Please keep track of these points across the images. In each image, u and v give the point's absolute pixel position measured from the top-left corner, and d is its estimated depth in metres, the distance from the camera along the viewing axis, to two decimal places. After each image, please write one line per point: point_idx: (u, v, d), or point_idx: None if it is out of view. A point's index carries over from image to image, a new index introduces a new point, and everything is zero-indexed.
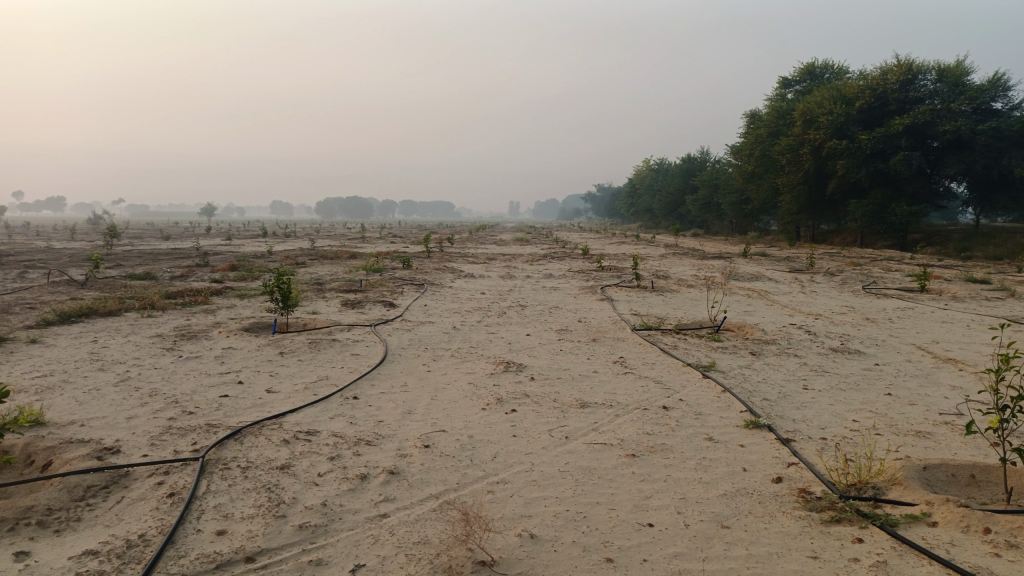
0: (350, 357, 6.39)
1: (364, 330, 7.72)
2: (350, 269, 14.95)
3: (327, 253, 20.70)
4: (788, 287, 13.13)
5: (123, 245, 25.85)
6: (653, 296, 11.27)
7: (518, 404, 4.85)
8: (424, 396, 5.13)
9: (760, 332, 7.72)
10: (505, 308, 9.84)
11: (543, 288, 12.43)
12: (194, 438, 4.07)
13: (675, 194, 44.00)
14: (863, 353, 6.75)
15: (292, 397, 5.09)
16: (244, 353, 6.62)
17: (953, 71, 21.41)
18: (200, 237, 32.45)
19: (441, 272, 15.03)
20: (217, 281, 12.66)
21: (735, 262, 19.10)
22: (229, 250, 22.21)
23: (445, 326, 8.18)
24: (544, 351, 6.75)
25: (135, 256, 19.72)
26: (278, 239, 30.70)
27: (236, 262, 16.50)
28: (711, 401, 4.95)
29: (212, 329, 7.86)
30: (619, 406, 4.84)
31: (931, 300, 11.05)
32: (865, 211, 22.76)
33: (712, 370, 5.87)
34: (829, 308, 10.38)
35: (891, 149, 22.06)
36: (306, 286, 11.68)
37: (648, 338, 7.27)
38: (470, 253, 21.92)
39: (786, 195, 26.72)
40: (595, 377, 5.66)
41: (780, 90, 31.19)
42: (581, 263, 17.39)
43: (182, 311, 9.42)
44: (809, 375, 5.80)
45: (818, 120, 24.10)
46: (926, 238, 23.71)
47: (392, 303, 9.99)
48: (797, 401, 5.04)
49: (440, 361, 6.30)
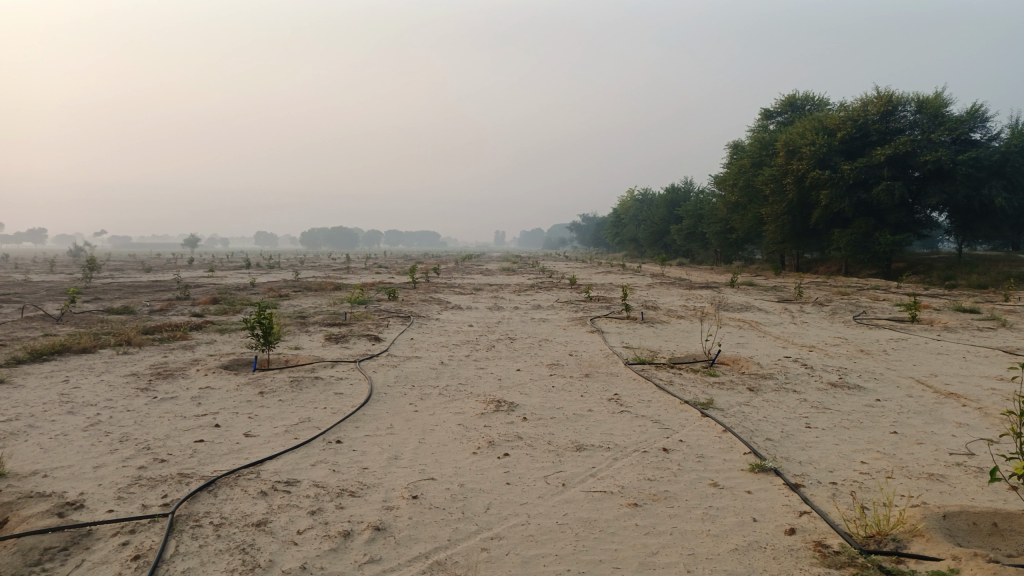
0: (333, 397, 6.12)
1: (348, 367, 7.47)
2: (334, 302, 14.70)
3: (311, 284, 20.42)
4: (779, 317, 13.01)
5: (103, 277, 25.47)
6: (644, 328, 11.09)
7: (511, 447, 4.61)
8: (412, 439, 4.88)
9: (755, 366, 7.53)
10: (493, 341, 9.62)
11: (531, 320, 12.23)
12: (164, 490, 3.79)
13: (660, 224, 44.16)
14: (863, 388, 6.57)
15: (271, 442, 4.82)
16: (223, 392, 6.34)
17: (932, 103, 21.68)
18: (182, 269, 32.06)
19: (427, 304, 14.81)
20: (198, 315, 12.36)
21: (723, 292, 19.03)
22: (210, 282, 21.87)
23: (433, 362, 7.94)
24: (535, 387, 6.52)
25: (114, 288, 19.32)
26: (262, 271, 30.37)
27: (217, 295, 16.21)
28: (712, 442, 4.73)
29: (191, 366, 7.57)
30: (617, 448, 4.61)
31: (923, 330, 10.94)
32: (850, 240, 22.85)
33: (711, 408, 5.66)
34: (822, 339, 10.24)
35: (874, 179, 22.22)
36: (289, 320, 11.42)
37: (642, 373, 7.05)
38: (456, 283, 21.73)
39: (770, 224, 26.81)
40: (590, 416, 5.43)
41: (763, 121, 31.50)
42: (569, 294, 17.25)
43: (160, 347, 9.12)
44: (811, 412, 5.60)
45: (801, 150, 24.29)
46: (910, 267, 23.82)
47: (378, 338, 9.73)
48: (801, 441, 4.84)
49: (428, 399, 6.05)
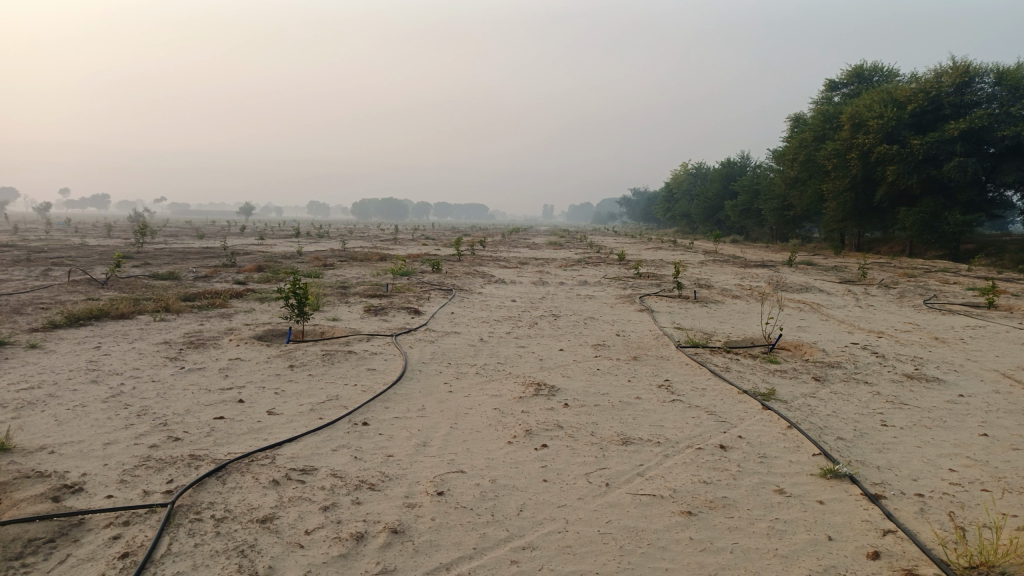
0: (365, 373, 5.78)
1: (384, 341, 7.14)
2: (378, 272, 14.45)
3: (357, 254, 20.28)
4: (841, 299, 12.23)
5: (156, 243, 25.86)
6: (697, 307, 10.52)
7: (551, 438, 4.19)
8: (444, 423, 4.50)
9: (820, 353, 6.92)
10: (537, 317, 9.19)
11: (578, 296, 11.75)
12: (169, 475, 3.48)
13: (713, 200, 42.95)
14: (943, 381, 5.93)
15: (293, 422, 4.49)
16: (252, 365, 6.06)
17: (1013, 74, 20.21)
18: (233, 236, 32.39)
19: (472, 276, 14.48)
20: (240, 283, 12.23)
21: (780, 271, 18.24)
22: (258, 249, 21.97)
23: (472, 338, 7.56)
24: (579, 370, 6.08)
25: (164, 254, 19.48)
26: (313, 240, 30.50)
27: (263, 262, 16.15)
28: (775, 439, 4.23)
29: (223, 336, 7.34)
30: (668, 443, 4.15)
31: (1002, 318, 10.09)
32: (916, 220, 21.60)
33: (773, 399, 5.14)
34: (890, 325, 9.51)
35: (945, 155, 20.89)
36: (330, 290, 11.17)
37: (695, 357, 6.54)
38: (502, 257, 21.28)
39: (831, 202, 25.64)
40: (638, 405, 4.96)
41: (826, 93, 30.03)
42: (618, 270, 16.67)
43: (197, 314, 8.94)
44: (886, 409, 5.03)
45: (867, 123, 23.01)
46: (980, 248, 22.48)
47: (418, 311, 9.40)
48: (878, 443, 4.29)
49: (464, 380, 5.66)
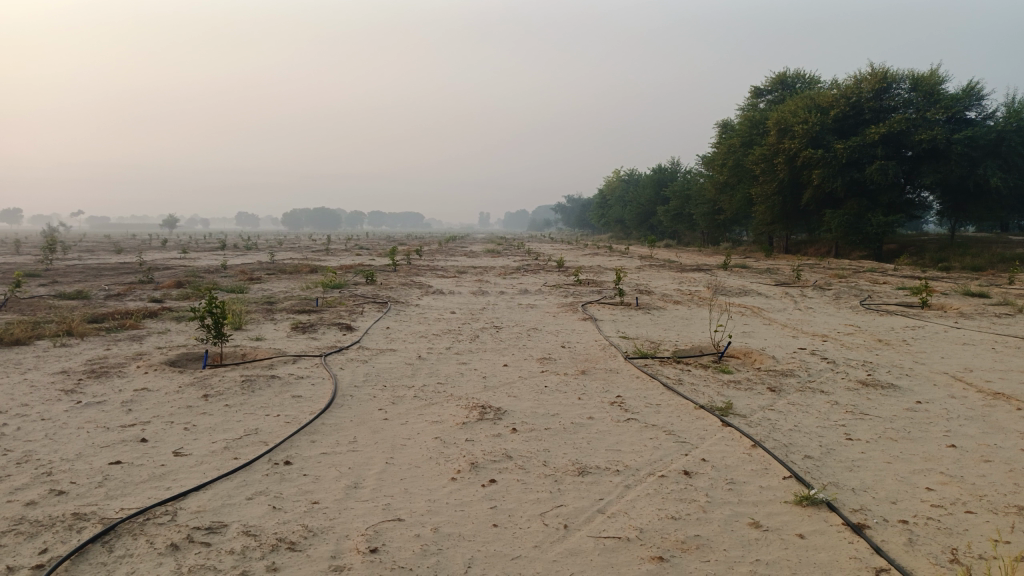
0: (289, 401, 5.22)
1: (312, 362, 6.57)
2: (308, 286, 13.73)
3: (286, 266, 19.42)
4: (781, 302, 12.20)
5: (68, 259, 24.31)
6: (640, 314, 10.26)
7: (499, 472, 3.75)
8: (378, 458, 4.01)
9: (772, 361, 6.70)
10: (477, 330, 8.73)
11: (519, 305, 11.37)
12: (44, 542, 2.87)
13: (646, 205, 43.44)
14: (899, 387, 5.76)
15: (204, 464, 3.92)
16: (160, 395, 5.41)
17: (927, 80, 20.91)
18: (152, 250, 30.86)
19: (407, 287, 13.93)
20: (156, 301, 11.34)
21: (716, 274, 18.32)
22: (179, 264, 20.80)
23: (409, 355, 7.05)
24: (525, 388, 5.66)
25: (75, 271, 18.25)
26: (240, 252, 29.33)
27: (183, 278, 15.17)
28: (740, 462, 3.90)
29: (130, 362, 6.62)
30: (627, 472, 3.77)
31: (939, 318, 10.16)
32: (842, 221, 22.07)
33: (732, 415, 4.83)
34: (832, 327, 9.44)
35: (867, 158, 21.47)
36: (255, 306, 10.46)
37: (646, 370, 6.21)
38: (439, 266, 20.72)
39: (760, 206, 26.09)
40: (591, 426, 4.57)
41: (752, 99, 30.66)
42: (557, 277, 16.36)
43: (104, 338, 8.14)
44: (848, 420, 4.79)
45: (793, 128, 23.48)
46: (902, 248, 23.18)
47: (350, 327, 8.81)
48: (847, 461, 4.02)
49: (402, 404, 5.16)
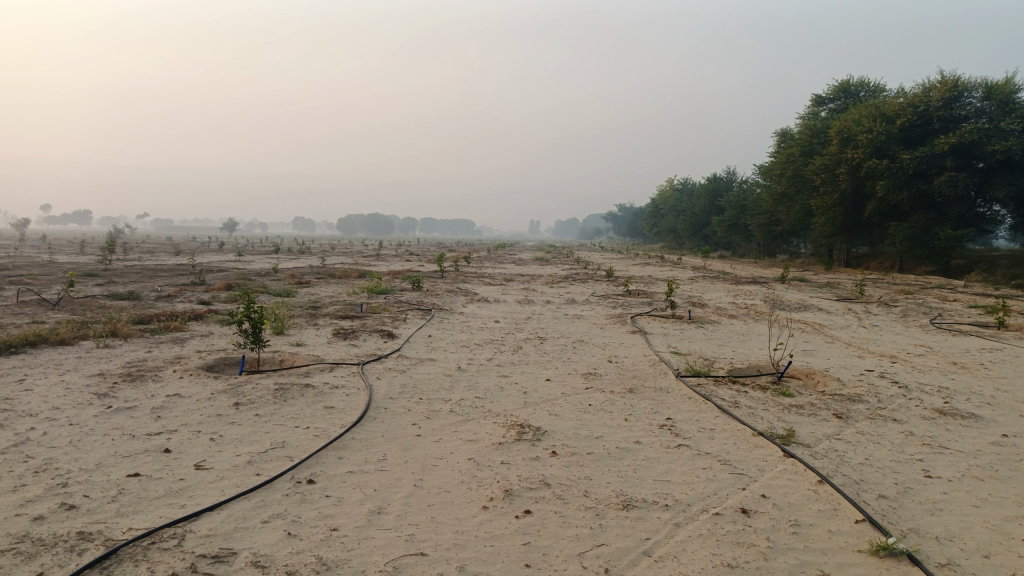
0: (321, 412, 4.99)
1: (349, 371, 6.35)
2: (354, 291, 13.65)
3: (335, 271, 19.46)
4: (843, 319, 11.55)
5: (127, 260, 24.99)
6: (693, 328, 9.80)
7: (535, 502, 3.42)
8: (407, 479, 3.74)
9: (837, 384, 6.20)
10: (521, 340, 8.42)
11: (566, 315, 11.02)
12: (41, 565, 2.66)
13: (699, 215, 42.54)
14: (981, 417, 5.22)
15: (224, 480, 3.71)
16: (191, 403, 5.25)
17: (1002, 88, 19.81)
18: (208, 253, 31.50)
19: (453, 295, 13.73)
20: (203, 304, 11.37)
21: (773, 288, 17.64)
22: (232, 267, 21.04)
23: (450, 366, 6.78)
24: (568, 406, 5.31)
25: (132, 272, 18.62)
26: (292, 256, 29.65)
27: (233, 281, 15.29)
28: (806, 500, 3.50)
29: (167, 367, 6.49)
30: (677, 507, 3.40)
31: (1018, 340, 9.42)
32: (907, 235, 21.05)
33: (794, 444, 4.40)
34: (900, 348, 8.81)
35: (936, 169, 20.44)
36: (299, 311, 10.34)
37: (699, 390, 5.80)
38: (486, 274, 20.50)
39: (819, 217, 25.16)
40: (638, 452, 4.21)
41: (813, 108, 29.68)
42: (606, 287, 15.95)
43: (146, 340, 8.09)
44: (926, 455, 4.31)
45: (856, 137, 22.57)
46: (972, 264, 22.02)
47: (392, 335, 8.59)
48: (929, 503, 3.56)
49: (436, 420, 4.88)
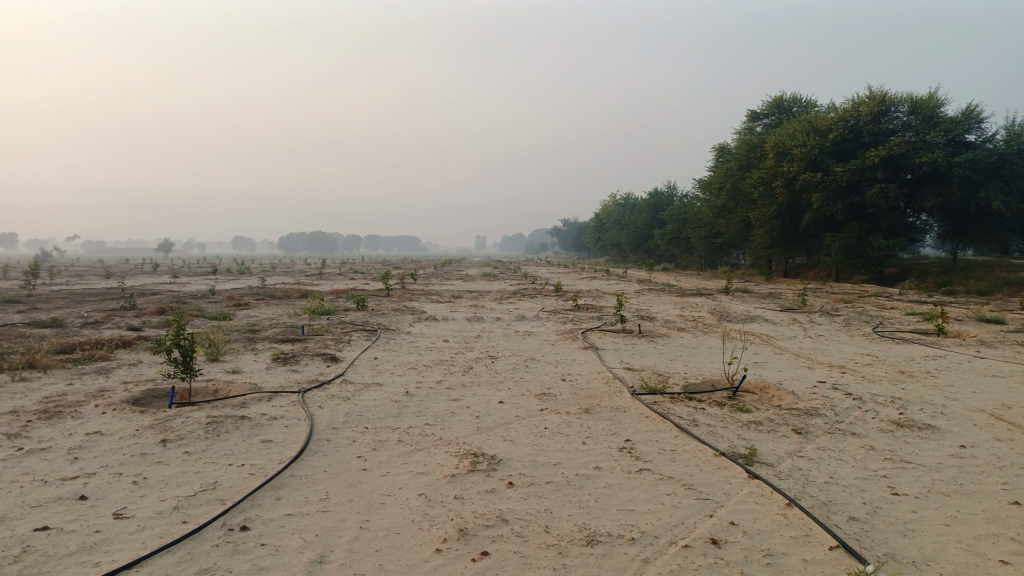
0: (258, 447, 4.63)
1: (289, 400, 5.96)
2: (295, 312, 13.16)
3: (275, 291, 18.84)
4: (789, 330, 11.64)
5: (54, 284, 23.82)
6: (644, 343, 9.68)
7: (493, 541, 3.17)
8: (352, 521, 3.43)
9: (792, 398, 6.12)
10: (470, 361, 8.15)
11: (516, 333, 10.79)
12: None
13: (642, 229, 43.03)
14: (937, 428, 5.19)
15: (148, 530, 3.34)
16: (113, 441, 4.81)
17: (927, 103, 20.55)
18: (142, 275, 30.19)
19: (399, 313, 13.37)
20: (132, 330, 10.73)
21: (718, 299, 17.80)
22: (166, 289, 20.18)
23: (397, 391, 6.46)
24: (522, 431, 5.07)
25: (58, 297, 17.66)
26: (230, 276, 28.69)
27: (166, 305, 14.60)
28: (777, 526, 3.33)
29: (89, 401, 6.00)
30: (644, 540, 3.19)
31: (958, 347, 9.61)
32: (842, 245, 21.60)
33: (757, 464, 4.26)
34: (848, 358, 8.87)
35: (867, 181, 21.06)
36: (236, 335, 9.85)
37: (656, 409, 5.63)
38: (433, 290, 20.14)
39: (759, 229, 25.66)
40: (598, 480, 3.99)
41: (749, 123, 30.40)
42: (555, 302, 15.82)
43: (69, 371, 7.53)
44: (889, 471, 4.22)
45: (791, 151, 23.11)
46: (904, 272, 22.75)
47: (335, 358, 8.21)
48: (900, 523, 3.44)
49: (383, 451, 4.58)
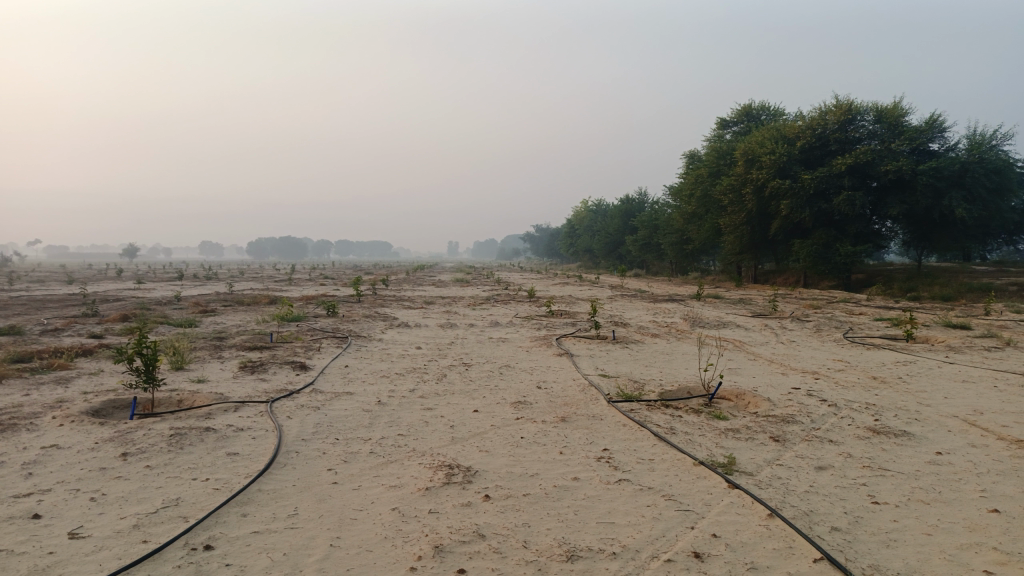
0: (224, 461, 4.46)
1: (256, 410, 5.79)
2: (263, 319, 12.89)
3: (244, 297, 18.50)
4: (762, 336, 11.69)
5: (13, 290, 23.16)
6: (618, 350, 9.63)
7: (469, 558, 3.05)
8: (322, 538, 3.29)
9: (768, 405, 6.10)
10: (444, 368, 8.02)
11: (489, 339, 10.68)
12: None
13: (614, 235, 43.21)
14: (912, 434, 5.19)
15: (105, 551, 3.16)
16: (70, 455, 4.60)
17: (892, 112, 20.90)
18: (105, 281, 29.48)
19: (371, 320, 13.18)
20: (94, 338, 10.40)
21: (690, 305, 17.88)
22: (130, 296, 19.70)
23: (368, 400, 6.31)
24: (498, 440, 4.96)
25: (17, 303, 17.15)
26: (197, 282, 28.13)
27: (130, 312, 14.23)
28: (759, 538, 3.27)
29: (47, 412, 5.76)
30: (626, 555, 3.10)
31: (928, 352, 9.71)
32: (811, 251, 21.86)
33: (737, 473, 4.20)
34: (820, 363, 8.91)
35: (835, 189, 21.35)
36: (203, 343, 9.59)
37: (633, 417, 5.55)
38: (405, 297, 19.94)
39: (729, 235, 25.88)
40: (577, 491, 3.90)
41: (719, 131, 30.71)
42: (528, 308, 15.75)
43: (26, 381, 7.23)
44: (868, 479, 4.20)
45: (760, 158, 23.35)
46: (870, 278, 23.10)
47: (305, 366, 8.02)
48: (881, 533, 3.40)
49: (355, 463, 4.43)
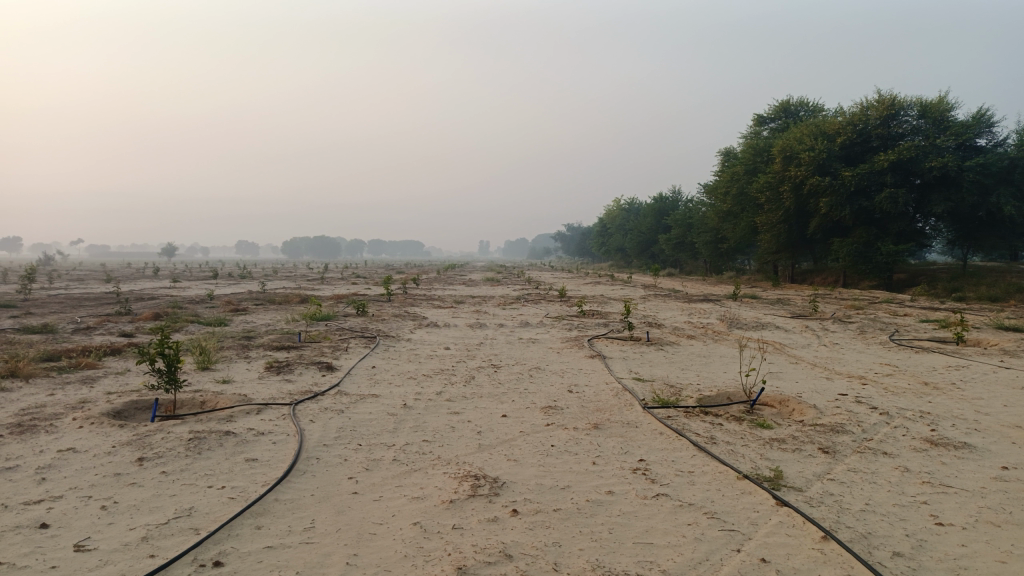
0: (242, 468, 4.28)
1: (278, 413, 5.61)
2: (293, 318, 12.80)
3: (274, 296, 18.45)
4: (803, 338, 11.25)
5: (52, 288, 23.52)
6: (653, 351, 9.30)
7: None
8: (339, 555, 3.08)
9: (814, 413, 5.75)
10: (473, 370, 7.79)
11: (519, 340, 10.43)
12: None
13: (647, 233, 42.67)
14: (973, 447, 4.82)
15: (109, 565, 2.99)
16: (86, 460, 4.45)
17: (937, 106, 20.14)
18: (142, 279, 29.81)
19: (400, 320, 13.00)
20: (124, 337, 10.36)
21: (725, 305, 17.43)
22: (164, 295, 19.80)
23: (394, 403, 6.10)
24: (527, 449, 4.70)
25: (54, 302, 17.32)
26: (231, 281, 28.31)
27: (162, 310, 14.26)
28: (813, 564, 2.97)
29: (68, 413, 5.66)
30: None
31: (980, 356, 9.21)
32: (850, 250, 21.22)
33: (784, 489, 3.89)
34: (866, 367, 8.50)
35: (877, 186, 20.66)
36: (230, 343, 9.49)
37: (670, 425, 5.25)
38: (435, 296, 19.76)
39: (765, 234, 25.28)
40: (612, 507, 3.63)
41: (755, 127, 30.05)
42: (559, 308, 15.45)
43: (53, 381, 7.17)
44: (929, 496, 3.86)
45: (798, 154, 22.74)
46: (913, 278, 22.35)
47: (331, 367, 7.85)
48: (948, 559, 3.08)
49: (377, 472, 4.22)
